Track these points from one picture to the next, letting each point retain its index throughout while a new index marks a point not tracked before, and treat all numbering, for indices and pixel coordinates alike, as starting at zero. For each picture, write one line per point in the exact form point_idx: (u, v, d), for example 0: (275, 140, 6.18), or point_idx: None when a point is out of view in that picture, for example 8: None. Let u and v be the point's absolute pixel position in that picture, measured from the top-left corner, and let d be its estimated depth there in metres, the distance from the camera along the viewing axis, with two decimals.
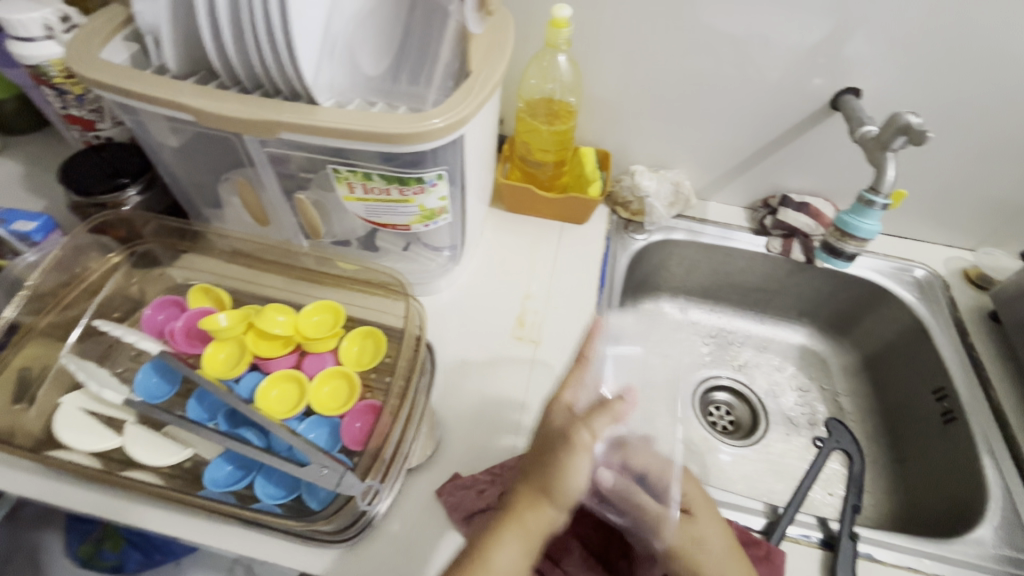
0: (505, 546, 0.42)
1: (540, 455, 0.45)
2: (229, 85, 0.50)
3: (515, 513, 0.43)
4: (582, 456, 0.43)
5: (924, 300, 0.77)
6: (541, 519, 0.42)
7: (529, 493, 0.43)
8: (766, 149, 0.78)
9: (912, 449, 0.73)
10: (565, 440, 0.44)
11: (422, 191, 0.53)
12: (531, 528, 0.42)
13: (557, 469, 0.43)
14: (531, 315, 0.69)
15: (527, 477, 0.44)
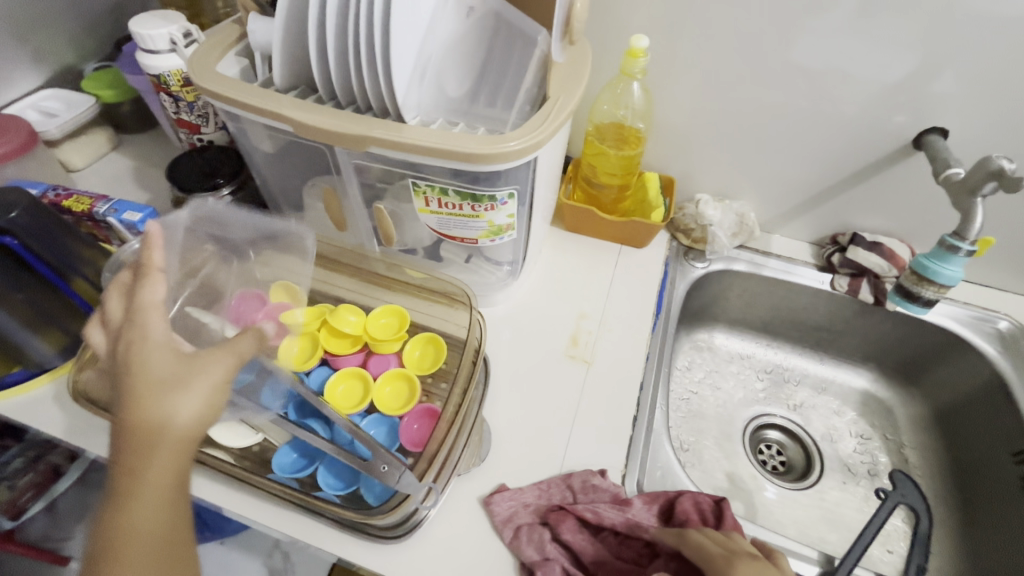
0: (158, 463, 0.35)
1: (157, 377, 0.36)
2: (326, 100, 0.54)
3: (152, 406, 0.36)
4: (206, 376, 0.38)
5: (1006, 355, 0.72)
6: (180, 429, 0.36)
7: (155, 422, 0.35)
8: (838, 185, 0.76)
9: (986, 512, 0.68)
10: (181, 360, 0.37)
11: (492, 209, 0.55)
12: (165, 445, 0.36)
13: (157, 389, 0.36)
14: (585, 334, 0.70)
15: (134, 386, 0.36)
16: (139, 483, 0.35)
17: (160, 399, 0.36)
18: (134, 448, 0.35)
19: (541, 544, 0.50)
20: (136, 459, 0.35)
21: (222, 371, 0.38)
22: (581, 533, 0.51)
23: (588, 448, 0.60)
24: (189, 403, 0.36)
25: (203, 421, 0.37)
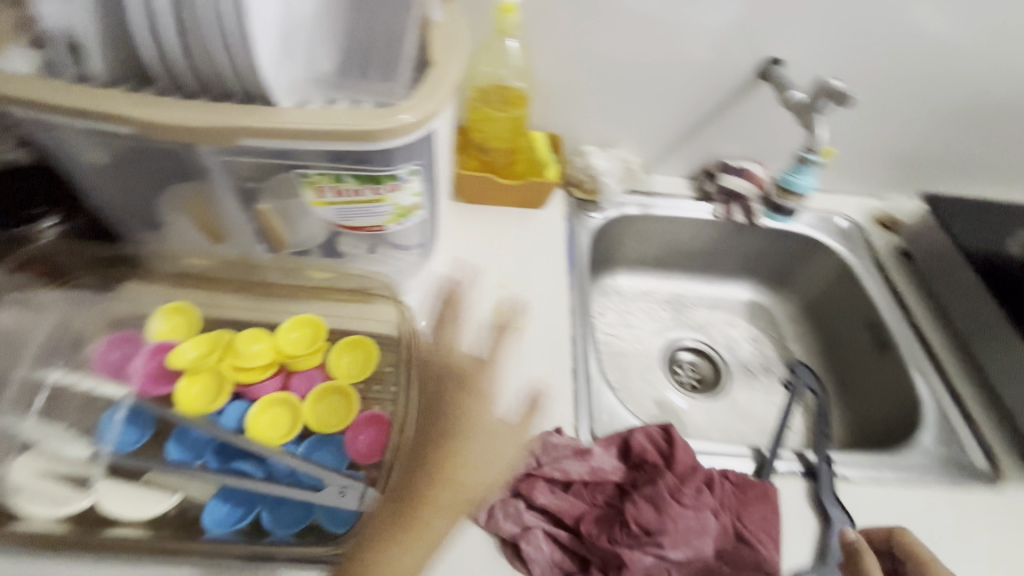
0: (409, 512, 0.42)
1: (481, 433, 0.46)
2: (170, 89, 0.45)
3: (466, 464, 0.44)
4: (507, 444, 0.46)
5: (849, 246, 0.86)
6: (455, 463, 0.44)
7: (461, 467, 0.44)
8: (703, 121, 0.83)
9: (855, 377, 0.82)
10: (517, 425, 0.47)
11: (396, 189, 0.51)
12: (440, 484, 0.43)
13: (462, 444, 0.45)
14: (509, 303, 0.69)
15: (451, 436, 0.45)
16: (437, 501, 0.43)
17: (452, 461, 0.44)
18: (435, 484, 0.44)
19: (519, 515, 0.50)
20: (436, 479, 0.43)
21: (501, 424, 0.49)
22: (553, 492, 0.52)
23: (538, 411, 0.60)
24: (495, 462, 0.45)
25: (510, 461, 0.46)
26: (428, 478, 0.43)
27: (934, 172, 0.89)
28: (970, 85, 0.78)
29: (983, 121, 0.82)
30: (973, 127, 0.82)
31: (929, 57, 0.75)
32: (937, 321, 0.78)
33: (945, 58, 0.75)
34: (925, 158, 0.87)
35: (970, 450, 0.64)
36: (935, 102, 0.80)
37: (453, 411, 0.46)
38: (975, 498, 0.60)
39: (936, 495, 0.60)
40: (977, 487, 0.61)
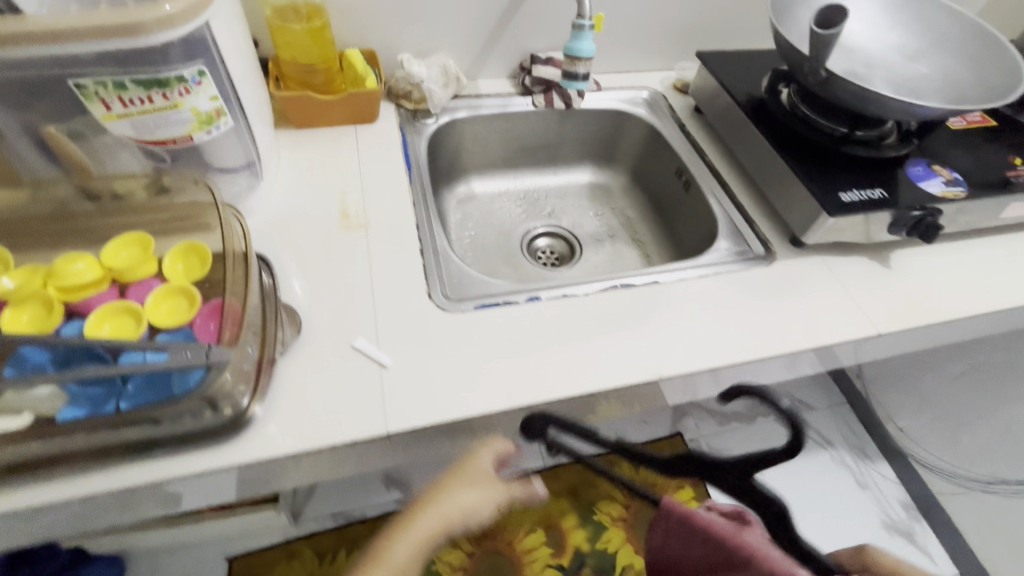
0: (399, 548, 0.53)
1: (459, 478, 0.57)
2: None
3: (449, 497, 0.56)
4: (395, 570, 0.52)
5: (653, 112, 0.99)
6: (435, 520, 0.55)
7: (431, 519, 0.55)
8: (504, 18, 0.90)
9: (676, 220, 0.96)
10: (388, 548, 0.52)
11: (188, 92, 0.53)
12: (424, 536, 0.54)
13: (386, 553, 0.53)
14: (353, 206, 0.74)
15: (432, 498, 0.56)
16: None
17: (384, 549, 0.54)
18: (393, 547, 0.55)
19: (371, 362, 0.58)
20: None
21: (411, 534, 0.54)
22: None
23: (392, 286, 0.67)
24: (469, 496, 0.56)
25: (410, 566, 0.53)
26: (375, 553, 0.53)
27: (711, 39, 1.03)
28: None
29: None
30: None
31: None
32: (727, 158, 0.93)
33: None
34: (700, 27, 1.01)
35: (751, 243, 0.80)
36: None
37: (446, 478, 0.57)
38: (753, 274, 0.76)
39: (726, 279, 0.75)
40: (756, 267, 0.77)
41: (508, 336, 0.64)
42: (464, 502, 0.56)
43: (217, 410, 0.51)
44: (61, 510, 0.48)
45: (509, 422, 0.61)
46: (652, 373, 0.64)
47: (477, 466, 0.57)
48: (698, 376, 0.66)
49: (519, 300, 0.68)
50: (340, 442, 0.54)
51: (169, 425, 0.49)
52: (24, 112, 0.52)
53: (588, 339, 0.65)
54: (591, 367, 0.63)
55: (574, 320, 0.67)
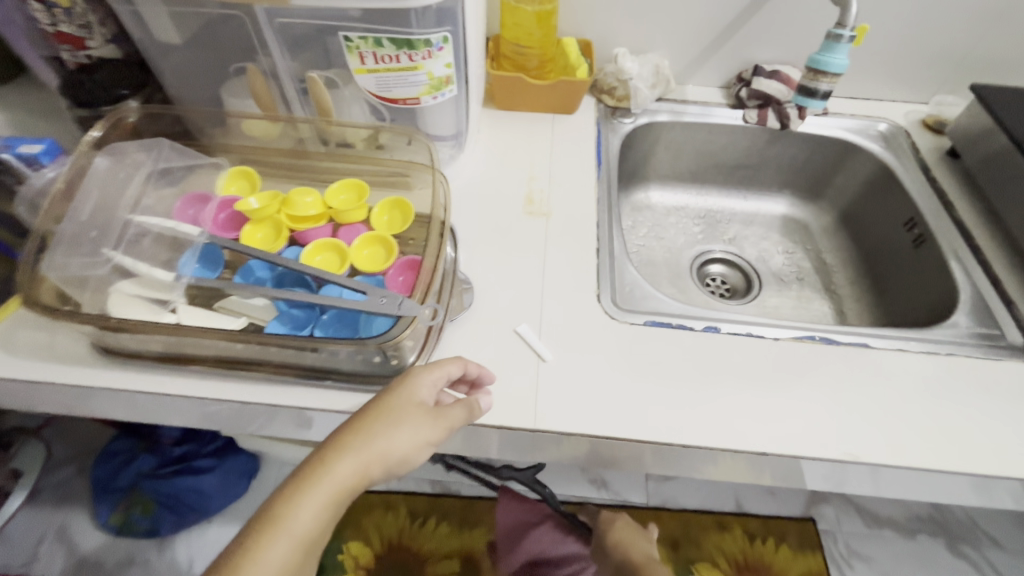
0: (308, 504, 0.39)
1: (386, 417, 0.44)
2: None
3: (372, 441, 0.43)
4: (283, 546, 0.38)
5: (888, 149, 0.84)
6: (354, 469, 0.41)
7: (354, 467, 0.41)
8: (736, 22, 0.82)
9: (890, 279, 0.81)
10: (275, 520, 0.39)
11: (430, 56, 0.55)
12: (340, 489, 0.41)
13: (272, 528, 0.38)
14: (538, 193, 0.73)
15: (347, 442, 0.42)
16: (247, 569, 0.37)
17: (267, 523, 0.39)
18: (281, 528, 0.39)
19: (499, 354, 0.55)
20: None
21: (323, 500, 0.40)
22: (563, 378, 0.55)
23: (563, 279, 0.64)
24: (399, 436, 0.43)
25: (318, 530, 0.40)
26: (271, 513, 0.39)
27: (989, 73, 0.84)
28: None
29: None
30: None
31: None
32: (985, 219, 0.75)
33: None
34: (979, 58, 0.83)
35: (1006, 328, 0.63)
36: None
37: (366, 414, 0.43)
38: (1003, 368, 0.60)
39: (960, 364, 0.60)
40: (1008, 360, 0.61)
41: (675, 363, 0.58)
42: (388, 447, 0.43)
43: (386, 358, 0.53)
44: (251, 410, 0.54)
45: (658, 455, 0.55)
46: (844, 451, 0.53)
47: (409, 394, 0.45)
48: (901, 472, 0.54)
49: (694, 326, 0.61)
50: (489, 421, 0.53)
51: (348, 358, 0.53)
52: (295, 60, 0.59)
53: (768, 390, 0.57)
54: (767, 421, 0.55)
55: (756, 364, 0.59)
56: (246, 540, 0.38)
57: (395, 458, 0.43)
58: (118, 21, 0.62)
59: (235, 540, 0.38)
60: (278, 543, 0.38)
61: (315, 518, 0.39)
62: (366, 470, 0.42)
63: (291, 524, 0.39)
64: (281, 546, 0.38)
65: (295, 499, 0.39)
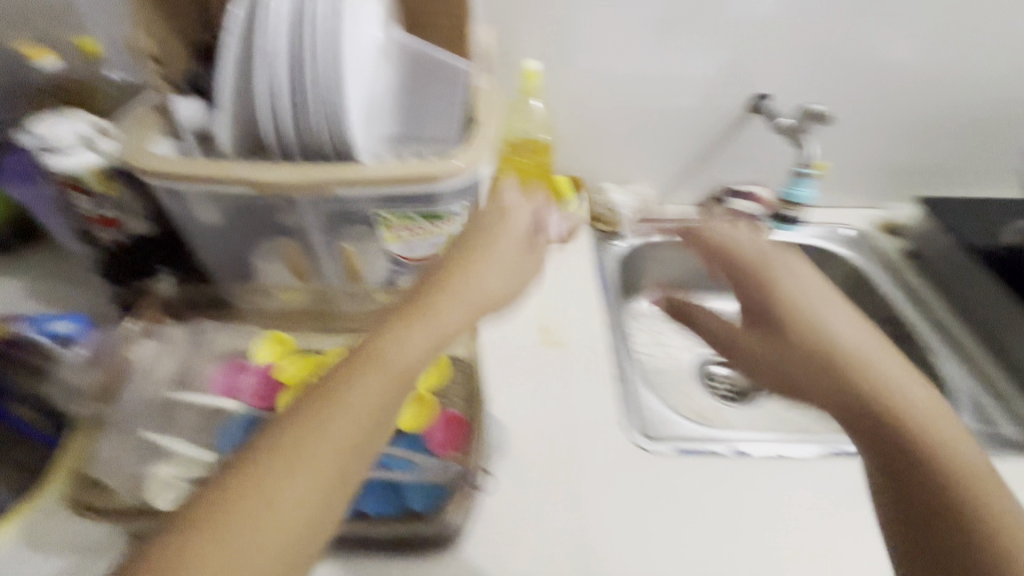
0: (416, 335, 0.42)
1: (482, 259, 0.50)
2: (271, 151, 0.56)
3: (472, 287, 0.47)
4: (382, 385, 0.39)
5: (856, 252, 0.93)
6: (461, 316, 0.46)
7: (457, 302, 0.46)
8: (707, 154, 0.93)
9: None
10: (376, 360, 0.40)
11: (452, 223, 0.61)
12: (447, 323, 0.44)
13: (387, 347, 0.41)
14: (551, 322, 0.77)
15: (441, 291, 0.46)
16: (339, 400, 0.38)
17: (368, 360, 0.40)
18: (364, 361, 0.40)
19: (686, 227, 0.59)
20: (318, 408, 0.37)
21: (425, 339, 0.42)
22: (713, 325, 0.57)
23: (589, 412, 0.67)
24: (491, 279, 0.49)
25: (415, 366, 0.41)
26: (373, 347, 0.41)
27: (927, 181, 0.97)
28: (943, 99, 0.87)
29: (964, 129, 0.90)
30: (953, 137, 0.91)
31: (905, 78, 0.84)
32: (955, 314, 0.83)
33: (914, 82, 0.85)
34: (916, 169, 0.95)
35: (1001, 422, 0.69)
36: (916, 118, 0.89)
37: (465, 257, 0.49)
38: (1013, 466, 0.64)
39: None
40: (1014, 456, 0.65)
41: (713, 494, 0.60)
42: (469, 284, 0.47)
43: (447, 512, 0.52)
44: None
45: None
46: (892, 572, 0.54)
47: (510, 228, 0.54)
48: None
49: (723, 451, 0.63)
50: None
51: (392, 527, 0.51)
52: (330, 234, 0.62)
53: (808, 513, 0.58)
54: (811, 546, 0.56)
55: (787, 485, 0.61)
56: (335, 378, 0.39)
57: (493, 297, 0.49)
58: (157, 203, 0.66)
59: (337, 369, 0.40)
60: (368, 382, 0.39)
61: (419, 351, 0.41)
62: (469, 292, 0.47)
63: (404, 363, 0.40)
64: (380, 375, 0.39)
65: (390, 333, 0.41)
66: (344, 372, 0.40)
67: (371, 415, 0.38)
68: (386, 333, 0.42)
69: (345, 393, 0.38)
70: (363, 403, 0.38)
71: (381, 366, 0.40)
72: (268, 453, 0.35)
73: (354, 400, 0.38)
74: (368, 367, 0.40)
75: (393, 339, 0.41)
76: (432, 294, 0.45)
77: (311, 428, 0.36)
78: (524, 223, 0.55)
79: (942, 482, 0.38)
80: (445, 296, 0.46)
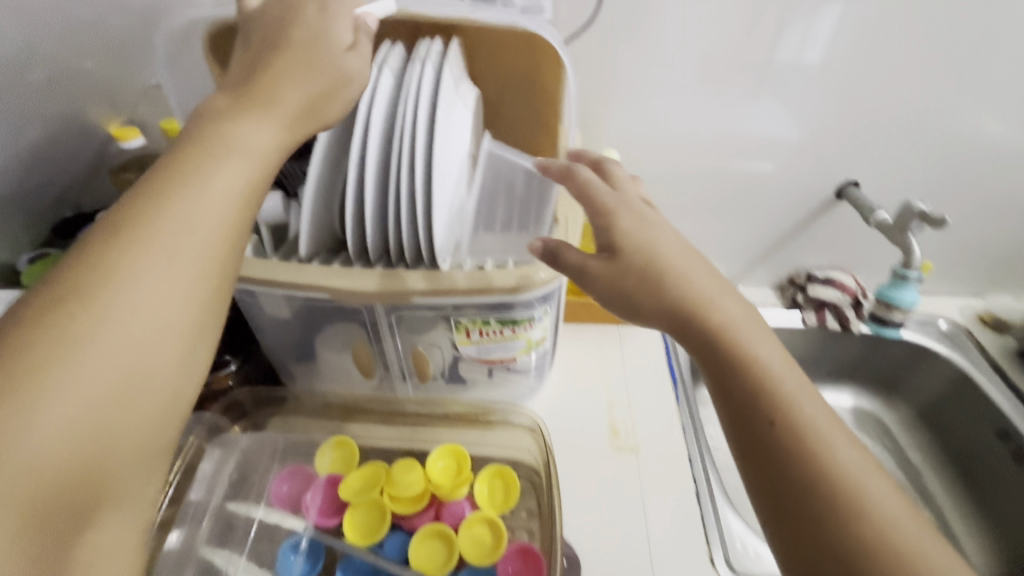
0: (225, 165, 0.36)
1: (297, 59, 0.41)
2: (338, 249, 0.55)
3: (287, 83, 0.40)
4: (198, 206, 0.34)
5: (955, 349, 0.85)
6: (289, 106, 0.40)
7: (280, 99, 0.40)
8: (786, 236, 0.87)
9: (995, 492, 0.77)
10: (149, 217, 0.32)
11: (531, 327, 0.58)
12: (268, 144, 0.38)
13: (142, 237, 0.32)
14: (621, 422, 0.71)
15: (257, 95, 0.39)
16: (188, 197, 0.34)
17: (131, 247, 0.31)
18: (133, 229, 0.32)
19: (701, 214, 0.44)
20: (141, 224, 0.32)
21: (217, 205, 0.34)
22: None
23: (669, 536, 0.60)
24: (312, 83, 0.41)
25: (242, 189, 0.36)
26: (170, 170, 0.35)
27: None
28: None
29: None
30: None
31: (1016, 165, 0.77)
32: None
33: None
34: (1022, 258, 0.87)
35: None
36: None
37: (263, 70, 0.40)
38: None
39: None
40: None
41: None
42: (336, 106, 0.43)
43: None
44: None
45: None
46: None
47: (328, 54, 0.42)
48: None
49: None
50: None
51: None
52: (399, 336, 0.59)
53: None
54: None
55: None
56: (124, 226, 0.32)
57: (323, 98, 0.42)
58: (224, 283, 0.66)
59: (88, 247, 0.31)
60: (227, 167, 0.36)
61: (208, 213, 0.34)
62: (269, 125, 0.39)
63: (196, 194, 0.34)
64: (170, 248, 0.32)
65: (229, 135, 0.37)
66: (159, 182, 0.34)
67: (222, 253, 0.34)
68: (197, 142, 0.36)
69: (197, 194, 0.34)
70: (170, 255, 0.32)
71: (169, 215, 0.33)
72: (85, 269, 0.30)
73: (133, 289, 0.30)
74: (212, 165, 0.35)
75: (190, 154, 0.35)
76: (246, 122, 0.38)
77: (127, 272, 0.31)
78: (346, 37, 0.43)
79: (775, 399, 0.35)
80: (239, 135, 0.37)
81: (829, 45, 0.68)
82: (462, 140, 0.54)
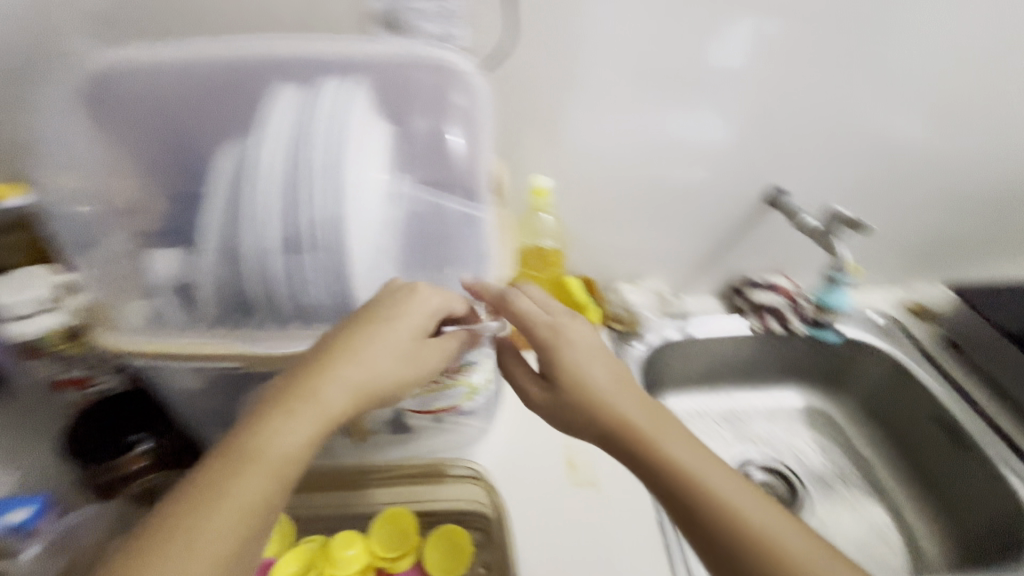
0: (297, 424, 0.39)
1: (366, 331, 0.43)
2: (234, 298, 0.49)
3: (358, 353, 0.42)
4: (266, 473, 0.37)
5: (893, 343, 0.88)
6: (360, 370, 0.41)
7: (352, 361, 0.41)
8: (724, 244, 0.88)
9: (940, 479, 0.81)
10: (241, 464, 0.37)
11: (467, 371, 0.55)
12: (333, 409, 0.40)
13: (211, 500, 0.36)
14: (579, 455, 0.68)
15: (333, 356, 0.41)
16: (194, 541, 0.35)
17: (211, 501, 0.36)
18: (223, 474, 0.37)
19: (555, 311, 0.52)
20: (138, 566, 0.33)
21: (273, 470, 0.37)
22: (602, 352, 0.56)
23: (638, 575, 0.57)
24: (386, 345, 0.43)
25: (309, 449, 0.39)
26: (252, 432, 0.38)
27: (944, 259, 0.94)
28: (963, 183, 0.84)
29: (983, 209, 0.88)
30: (972, 218, 0.89)
31: (924, 164, 0.82)
32: (1005, 410, 0.79)
33: (934, 167, 0.82)
34: (938, 248, 0.92)
35: None
36: (935, 201, 0.86)
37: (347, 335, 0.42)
38: None
39: None
40: None
41: None
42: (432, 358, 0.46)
43: None
44: None
45: None
46: None
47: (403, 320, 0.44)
48: None
49: None
50: None
51: None
52: None
53: None
54: None
55: None
56: (215, 484, 0.36)
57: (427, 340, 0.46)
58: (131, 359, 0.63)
59: (177, 493, 0.36)
60: (249, 483, 0.37)
61: (295, 448, 0.38)
62: (339, 388, 0.40)
63: (280, 454, 0.38)
64: (247, 499, 0.36)
65: (284, 412, 0.39)
66: (234, 448, 0.38)
67: (271, 498, 0.37)
68: (276, 398, 0.40)
69: (250, 472, 0.37)
70: (237, 514, 0.36)
71: (244, 475, 0.37)
72: (151, 544, 0.34)
73: (195, 544, 0.35)
74: (268, 435, 0.38)
75: (269, 416, 0.39)
76: (329, 385, 0.40)
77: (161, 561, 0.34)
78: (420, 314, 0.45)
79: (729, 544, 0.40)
80: (323, 394, 0.40)
81: (749, 58, 0.70)
82: (374, 181, 0.49)
